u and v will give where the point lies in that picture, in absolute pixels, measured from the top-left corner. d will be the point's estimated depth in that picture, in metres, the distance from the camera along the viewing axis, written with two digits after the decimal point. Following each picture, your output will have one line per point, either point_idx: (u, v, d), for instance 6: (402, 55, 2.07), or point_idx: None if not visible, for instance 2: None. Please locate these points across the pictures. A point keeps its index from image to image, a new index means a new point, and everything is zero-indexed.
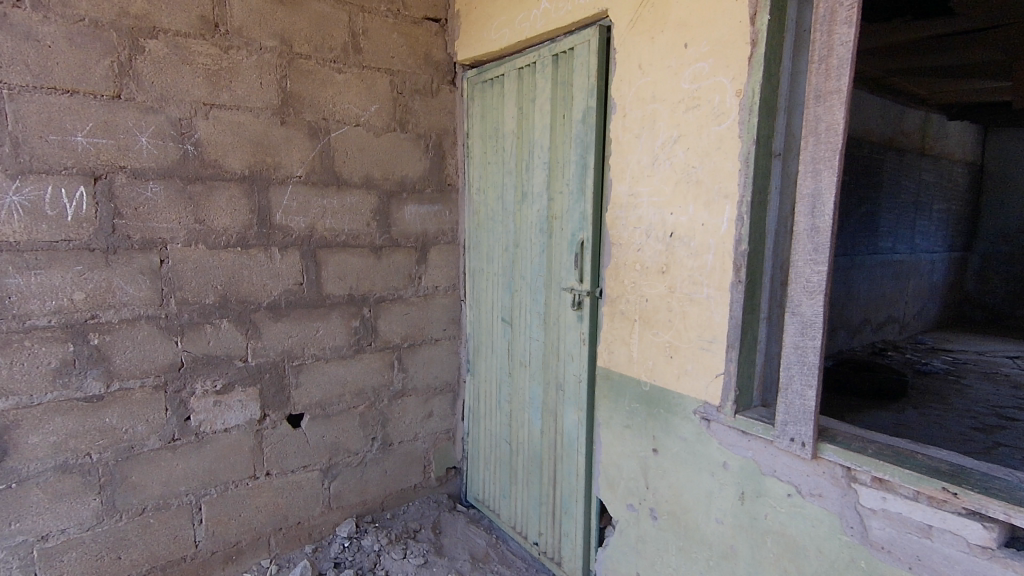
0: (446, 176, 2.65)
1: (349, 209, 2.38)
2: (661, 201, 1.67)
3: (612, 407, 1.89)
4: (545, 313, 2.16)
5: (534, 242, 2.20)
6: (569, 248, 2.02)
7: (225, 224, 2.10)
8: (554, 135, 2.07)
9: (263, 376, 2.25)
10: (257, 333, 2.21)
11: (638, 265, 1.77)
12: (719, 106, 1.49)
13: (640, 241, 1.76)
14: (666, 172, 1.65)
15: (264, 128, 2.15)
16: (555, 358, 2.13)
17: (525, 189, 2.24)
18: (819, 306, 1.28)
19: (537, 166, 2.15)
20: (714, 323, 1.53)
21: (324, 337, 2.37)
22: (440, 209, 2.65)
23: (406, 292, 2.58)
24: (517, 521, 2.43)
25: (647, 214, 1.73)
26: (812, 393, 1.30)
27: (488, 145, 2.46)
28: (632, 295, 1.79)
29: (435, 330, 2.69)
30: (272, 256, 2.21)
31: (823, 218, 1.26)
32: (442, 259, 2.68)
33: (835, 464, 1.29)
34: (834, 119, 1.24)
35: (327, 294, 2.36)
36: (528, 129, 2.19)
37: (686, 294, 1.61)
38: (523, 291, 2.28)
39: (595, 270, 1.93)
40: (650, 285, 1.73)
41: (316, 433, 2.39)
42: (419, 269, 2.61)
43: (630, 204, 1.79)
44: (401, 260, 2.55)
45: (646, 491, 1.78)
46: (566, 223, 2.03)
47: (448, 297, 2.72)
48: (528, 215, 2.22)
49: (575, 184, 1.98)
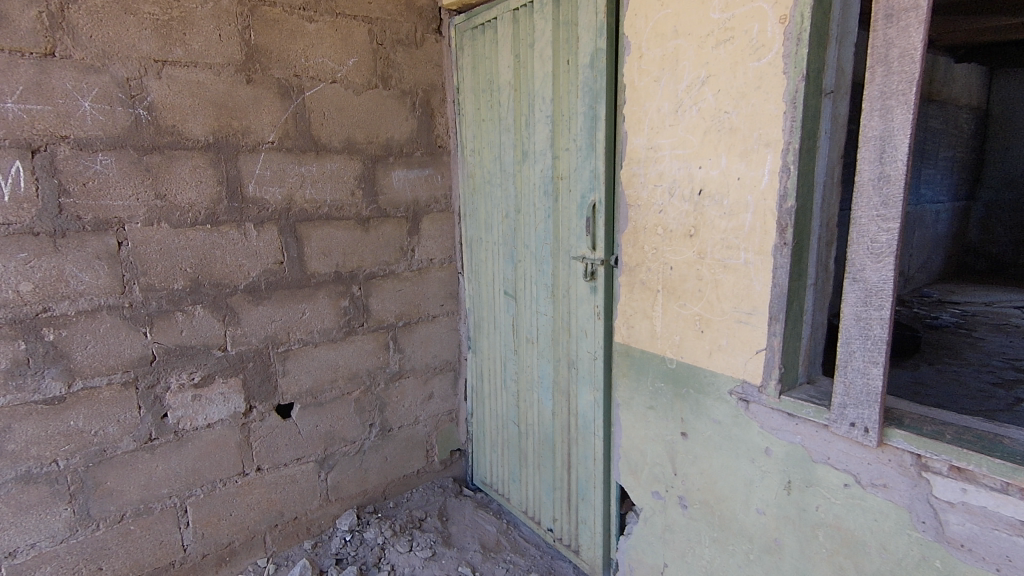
0: (436, 137, 2.40)
1: (330, 176, 2.15)
2: (688, 153, 1.45)
3: (633, 387, 1.71)
4: (553, 285, 1.97)
5: (538, 206, 1.98)
6: (578, 212, 1.81)
7: (191, 199, 1.87)
8: (557, 85, 1.83)
9: (246, 365, 2.04)
10: (235, 319, 2.00)
11: (660, 229, 1.56)
12: (758, 37, 1.26)
13: (662, 200, 1.54)
14: (692, 119, 1.43)
15: (228, 87, 1.90)
16: (566, 333, 1.94)
17: (526, 149, 2.00)
18: (888, 271, 1.08)
19: (540, 120, 1.91)
20: (753, 293, 1.34)
21: (310, 319, 2.16)
22: (431, 174, 2.41)
23: (398, 267, 2.37)
24: (529, 507, 2.28)
25: (669, 169, 1.51)
26: (877, 371, 1.11)
27: (481, 99, 2.21)
28: (654, 263, 1.59)
29: (432, 306, 2.49)
30: (247, 233, 1.98)
31: (894, 165, 1.05)
32: (436, 229, 2.45)
33: (904, 452, 1.12)
34: (909, 44, 1.02)
35: (312, 273, 2.14)
36: (527, 81, 1.95)
37: (718, 260, 1.41)
38: (527, 262, 2.08)
39: (610, 236, 1.73)
40: (675, 252, 1.53)
41: (308, 423, 2.21)
42: (412, 241, 2.39)
43: (650, 159, 1.56)
44: (392, 232, 2.33)
45: (675, 478, 1.62)
46: (575, 183, 1.81)
47: (444, 270, 2.50)
48: (530, 177, 2.00)
49: (584, 138, 1.75)
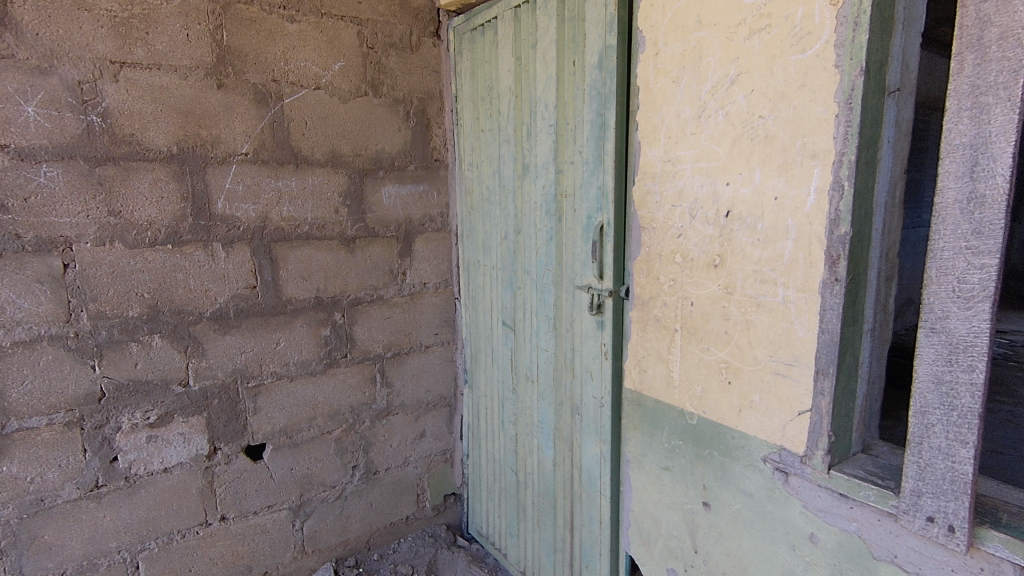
0: (432, 150, 2.19)
1: (312, 192, 1.94)
2: (715, 166, 1.21)
3: (645, 441, 1.45)
4: (556, 317, 1.72)
5: (539, 228, 1.75)
6: (584, 234, 1.57)
7: (150, 216, 1.67)
8: (561, 89, 1.60)
9: (211, 402, 1.83)
10: (199, 350, 1.78)
11: (679, 257, 1.31)
12: (803, 24, 1.02)
13: (681, 223, 1.29)
14: (720, 125, 1.19)
15: (196, 92, 1.71)
16: (569, 373, 1.69)
17: (527, 162, 1.77)
18: (980, 321, 0.81)
19: (542, 130, 1.68)
20: (795, 340, 1.08)
21: (286, 350, 1.94)
22: (426, 190, 2.19)
23: (387, 292, 2.14)
24: (527, 566, 2.01)
25: (690, 186, 1.27)
26: (965, 454, 0.84)
27: (480, 108, 1.99)
28: (670, 297, 1.34)
29: (425, 336, 2.26)
30: (214, 254, 1.78)
31: (990, 182, 0.79)
32: (430, 250, 2.23)
33: (1003, 561, 0.83)
34: (1013, 22, 0.76)
35: (288, 298, 1.93)
36: (529, 86, 1.73)
37: (750, 296, 1.15)
38: (528, 290, 1.84)
39: (619, 264, 1.48)
40: (696, 284, 1.27)
41: (281, 466, 1.98)
42: (403, 264, 2.16)
43: (668, 173, 1.32)
44: (380, 254, 2.11)
45: (694, 557, 1.35)
46: (580, 201, 1.57)
47: (439, 295, 2.27)
48: (532, 194, 1.76)
49: (590, 150, 1.51)
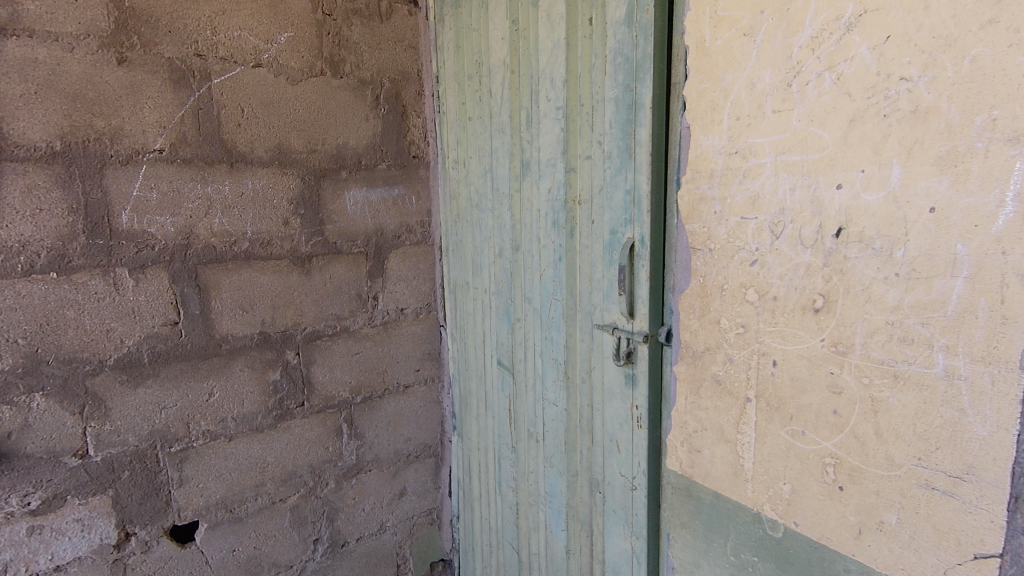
0: (409, 144, 1.77)
1: (254, 199, 1.52)
2: (816, 159, 0.79)
3: (698, 547, 1.04)
4: (567, 361, 1.31)
5: (544, 245, 1.33)
6: (605, 256, 1.16)
7: (23, 235, 1.24)
8: (572, 58, 1.18)
9: (121, 475, 1.41)
10: (101, 410, 1.36)
11: (753, 294, 0.89)
12: None
13: (757, 245, 0.88)
14: (827, 95, 0.77)
15: (86, 68, 1.27)
16: (586, 437, 1.28)
17: (526, 158, 1.35)
18: None
19: (546, 114, 1.26)
20: (967, 440, 0.68)
21: (222, 402, 1.53)
22: (402, 194, 1.77)
23: (354, 322, 1.73)
24: None
25: (773, 190, 0.85)
26: None
27: (466, 89, 1.57)
28: (740, 351, 0.93)
29: (402, 374, 1.86)
30: (119, 284, 1.36)
31: None
32: (408, 269, 1.82)
33: None
34: None
35: (224, 336, 1.51)
36: (529, 58, 1.30)
37: (879, 362, 0.75)
38: (529, 324, 1.42)
39: (658, 298, 1.07)
40: (783, 336, 0.86)
41: (220, 547, 1.57)
42: (373, 287, 1.75)
43: (734, 170, 0.90)
44: (344, 275, 1.69)
45: None
46: (600, 210, 1.15)
47: (420, 323, 1.87)
48: (533, 199, 1.35)
49: (613, 141, 1.10)
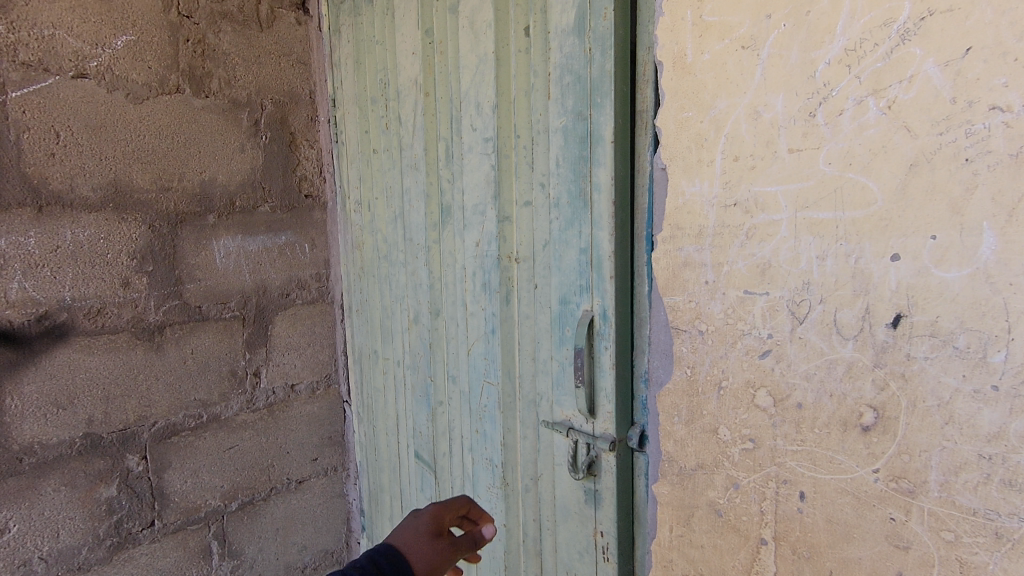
0: (299, 181, 1.43)
1: (78, 256, 1.12)
2: (858, 218, 0.56)
3: None
4: (505, 461, 1.02)
5: (470, 312, 1.04)
6: (553, 331, 0.89)
7: None
8: (502, 77, 0.92)
9: None
10: None
11: (766, 399, 0.65)
12: None
13: (771, 332, 0.64)
14: (873, 130, 0.54)
15: None
16: (531, 562, 0.99)
17: (448, 202, 1.07)
18: None
19: (471, 147, 0.99)
20: None
21: (22, 540, 1.09)
22: (292, 242, 1.43)
23: (228, 408, 1.34)
24: None
25: (793, 261, 0.61)
26: None
27: (369, 115, 1.27)
28: (748, 475, 0.68)
29: (295, 466, 1.48)
30: None
31: None
32: (300, 334, 1.46)
33: None
34: None
35: (25, 446, 1.08)
36: (448, 78, 1.03)
37: (969, 512, 0.52)
38: (454, 410, 1.12)
39: (625, 390, 0.81)
40: (814, 460, 0.62)
41: None
42: (254, 360, 1.38)
43: (734, 228, 0.66)
44: (212, 347, 1.31)
45: None
46: (546, 271, 0.89)
47: (316, 400, 1.51)
48: (457, 253, 1.06)
49: (560, 185, 0.84)
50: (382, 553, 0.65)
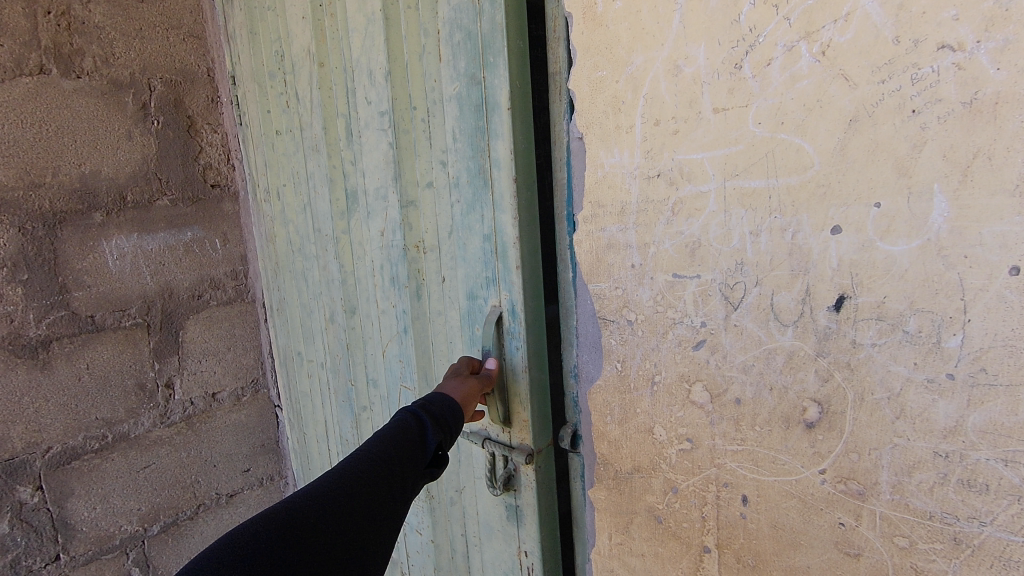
0: (202, 169, 1.29)
1: None
2: (793, 186, 0.48)
3: None
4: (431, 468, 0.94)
5: (383, 309, 0.94)
6: (465, 328, 0.79)
7: None
8: (393, 40, 0.80)
9: None
10: None
11: (701, 395, 0.58)
12: None
13: (703, 321, 0.56)
14: (806, 82, 0.46)
15: None
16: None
17: (351, 188, 0.96)
18: None
19: (368, 123, 0.88)
20: None
21: None
22: (200, 237, 1.29)
23: (137, 424, 1.22)
24: None
25: (724, 238, 0.53)
26: None
27: (269, 91, 1.13)
28: (687, 479, 0.61)
29: (224, 479, 1.37)
30: None
31: None
32: (218, 338, 1.34)
33: None
34: None
35: None
36: (340, 45, 0.90)
37: (923, 516, 0.46)
38: (377, 416, 1.03)
39: (541, 394, 0.73)
40: (756, 461, 0.55)
41: None
42: (165, 371, 1.25)
43: (658, 202, 0.57)
44: (111, 360, 1.17)
45: None
46: (451, 262, 0.79)
47: (243, 407, 1.39)
48: (364, 244, 0.95)
49: (460, 162, 0.74)
50: (427, 402, 0.62)
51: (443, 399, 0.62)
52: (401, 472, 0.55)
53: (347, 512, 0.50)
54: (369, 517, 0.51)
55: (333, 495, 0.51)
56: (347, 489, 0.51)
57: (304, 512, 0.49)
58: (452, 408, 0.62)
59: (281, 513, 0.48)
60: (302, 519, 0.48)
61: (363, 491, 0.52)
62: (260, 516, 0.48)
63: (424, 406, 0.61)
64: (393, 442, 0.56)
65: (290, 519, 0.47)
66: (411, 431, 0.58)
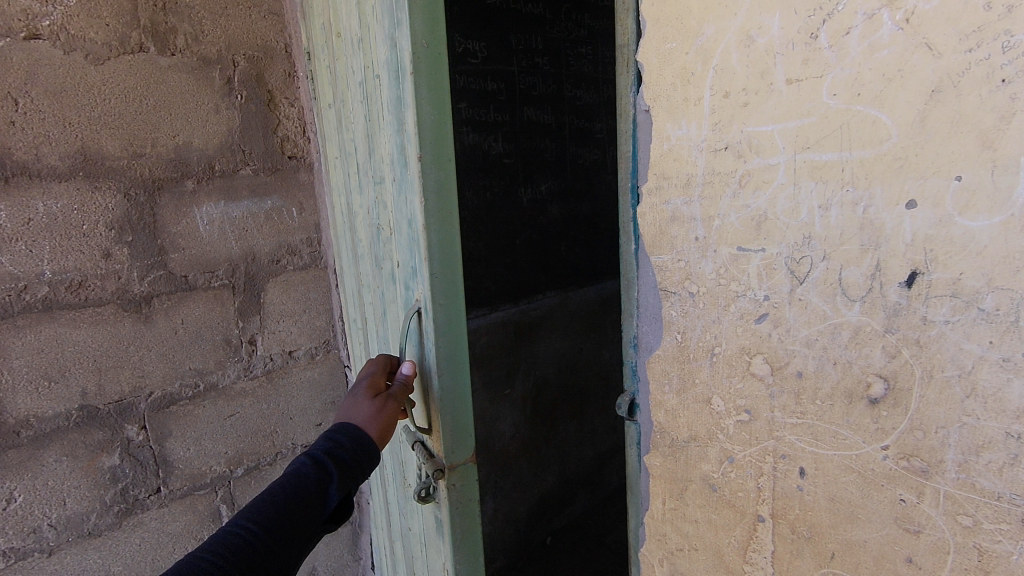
0: (280, 141, 1.36)
1: (53, 227, 1.08)
2: (867, 159, 0.48)
3: None
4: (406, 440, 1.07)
5: (376, 292, 1.10)
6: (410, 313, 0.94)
7: None
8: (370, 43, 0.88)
9: None
10: None
11: (762, 367, 0.58)
12: None
13: (767, 294, 0.56)
14: (886, 51, 0.45)
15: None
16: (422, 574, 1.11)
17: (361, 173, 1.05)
18: None
19: (358, 123, 1.01)
20: None
21: (29, 509, 1.10)
22: (279, 206, 1.37)
23: (225, 376, 1.33)
24: None
25: (791, 211, 0.53)
26: None
27: (324, 66, 1.17)
28: (744, 449, 0.62)
29: (299, 431, 1.48)
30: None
31: None
32: (294, 300, 1.43)
33: None
34: None
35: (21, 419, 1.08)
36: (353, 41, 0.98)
37: (990, 496, 0.46)
38: None
39: (453, 391, 0.88)
40: (816, 434, 0.56)
41: None
42: (248, 329, 1.35)
43: (725, 175, 0.57)
44: (203, 316, 1.28)
45: None
46: (394, 251, 0.94)
47: (316, 366, 1.49)
48: (363, 234, 1.10)
49: (398, 168, 0.87)
50: (329, 445, 0.84)
51: (354, 443, 0.84)
52: (302, 521, 0.76)
53: (271, 542, 0.72)
54: (279, 549, 0.73)
55: (259, 527, 0.72)
56: (272, 527, 0.73)
57: (235, 543, 0.70)
58: (361, 447, 0.85)
59: (217, 545, 0.69)
60: (230, 547, 0.70)
61: (277, 531, 0.73)
62: (202, 548, 0.69)
63: (327, 454, 0.82)
64: (303, 487, 0.78)
65: (224, 548, 0.69)
66: (315, 478, 0.79)
